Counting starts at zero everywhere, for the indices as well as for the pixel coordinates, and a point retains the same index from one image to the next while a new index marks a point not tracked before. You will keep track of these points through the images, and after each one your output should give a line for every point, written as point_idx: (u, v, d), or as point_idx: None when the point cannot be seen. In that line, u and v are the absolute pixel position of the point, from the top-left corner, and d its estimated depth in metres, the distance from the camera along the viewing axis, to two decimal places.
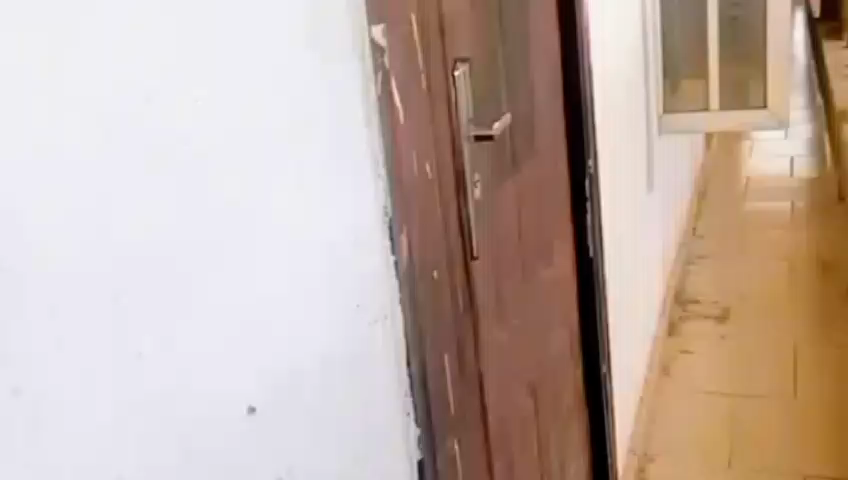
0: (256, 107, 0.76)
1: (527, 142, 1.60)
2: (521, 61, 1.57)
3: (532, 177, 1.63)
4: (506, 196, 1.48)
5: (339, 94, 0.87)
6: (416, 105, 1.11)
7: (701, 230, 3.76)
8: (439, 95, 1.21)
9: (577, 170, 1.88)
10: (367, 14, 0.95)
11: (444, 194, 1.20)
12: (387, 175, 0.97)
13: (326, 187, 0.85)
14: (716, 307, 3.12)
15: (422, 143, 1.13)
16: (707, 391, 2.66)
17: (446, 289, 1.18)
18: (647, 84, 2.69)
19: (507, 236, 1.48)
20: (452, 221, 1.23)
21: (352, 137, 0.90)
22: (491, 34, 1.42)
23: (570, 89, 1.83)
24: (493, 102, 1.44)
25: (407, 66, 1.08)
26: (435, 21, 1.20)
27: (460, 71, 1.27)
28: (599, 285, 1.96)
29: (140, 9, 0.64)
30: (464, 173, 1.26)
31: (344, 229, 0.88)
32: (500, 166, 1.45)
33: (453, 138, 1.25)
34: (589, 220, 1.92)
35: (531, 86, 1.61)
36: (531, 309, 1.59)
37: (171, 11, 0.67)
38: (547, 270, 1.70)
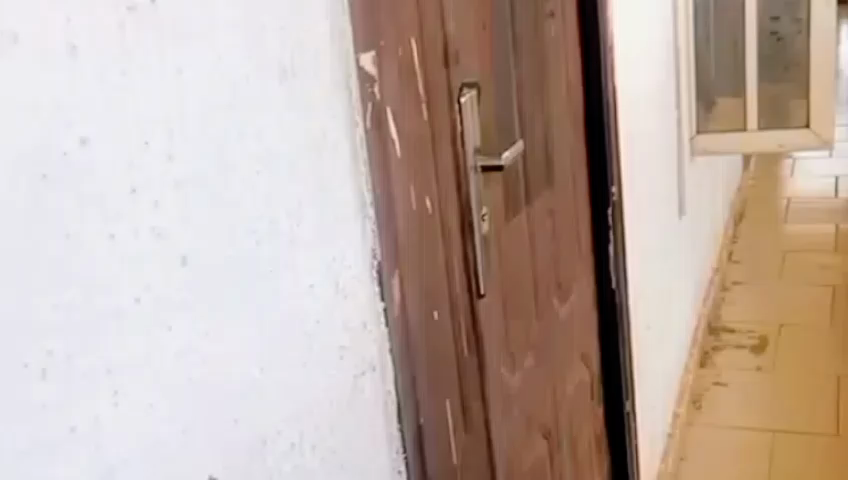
0: (224, 144, 0.67)
1: (542, 174, 1.56)
2: (534, 87, 1.51)
3: (547, 209, 1.60)
4: (518, 231, 1.47)
5: (319, 129, 0.79)
6: (406, 141, 1.06)
7: (738, 254, 3.69)
8: (440, 124, 1.17)
9: (599, 197, 1.82)
10: (354, 39, 0.85)
11: (449, 230, 1.20)
12: (377, 216, 0.89)
13: (309, 233, 0.78)
14: (750, 337, 3.03)
15: (413, 177, 1.08)
16: (742, 427, 2.57)
17: (447, 329, 1.18)
18: (678, 106, 2.62)
19: (518, 275, 1.47)
20: (453, 258, 1.21)
21: (334, 179, 0.81)
22: (505, 59, 1.39)
23: (592, 112, 1.76)
24: (504, 131, 1.39)
25: (399, 98, 1.04)
26: (439, 45, 1.17)
27: (466, 97, 1.24)
28: (622, 316, 1.91)
29: (89, 36, 0.55)
30: (468, 208, 1.25)
31: (329, 276, 0.81)
32: (510, 199, 1.43)
33: (458, 171, 1.23)
34: (611, 250, 1.86)
35: (545, 112, 1.55)
36: (542, 349, 1.58)
37: (125, 35, 0.57)
38: (564, 308, 1.68)
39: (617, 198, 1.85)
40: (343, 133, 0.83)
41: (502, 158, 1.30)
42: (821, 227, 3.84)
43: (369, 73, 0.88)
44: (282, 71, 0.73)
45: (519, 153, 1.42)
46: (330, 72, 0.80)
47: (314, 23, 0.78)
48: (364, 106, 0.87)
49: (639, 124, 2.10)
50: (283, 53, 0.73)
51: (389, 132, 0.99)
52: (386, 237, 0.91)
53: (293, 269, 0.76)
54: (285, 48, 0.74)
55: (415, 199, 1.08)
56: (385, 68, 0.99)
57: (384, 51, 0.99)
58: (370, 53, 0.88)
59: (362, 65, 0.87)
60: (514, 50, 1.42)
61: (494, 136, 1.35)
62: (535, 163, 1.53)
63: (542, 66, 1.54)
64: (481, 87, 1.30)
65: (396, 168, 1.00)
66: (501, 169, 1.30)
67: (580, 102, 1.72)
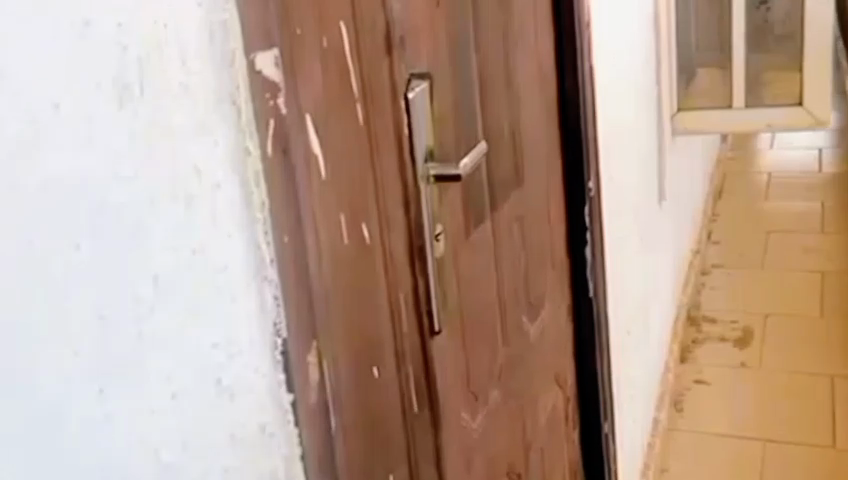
0: (14, 212, 0.43)
1: (509, 173, 1.33)
2: (498, 73, 1.28)
3: (517, 214, 1.37)
4: (480, 246, 1.24)
5: (183, 164, 0.56)
6: (330, 159, 0.83)
7: (717, 234, 3.47)
8: (380, 129, 0.94)
9: (572, 194, 1.58)
10: (245, 37, 0.61)
11: (393, 260, 0.98)
12: (287, 275, 0.66)
13: (167, 315, 0.54)
14: (734, 329, 2.81)
15: (342, 203, 0.85)
16: (732, 435, 2.35)
17: (393, 384, 0.96)
18: (659, 81, 2.38)
19: (480, 299, 1.25)
20: (399, 293, 0.99)
21: (209, 235, 0.58)
22: (462, 40, 1.15)
23: (565, 98, 1.52)
24: (463, 128, 1.16)
25: (318, 104, 0.81)
26: (382, 31, 0.94)
27: (416, 91, 1.01)
28: (601, 328, 1.68)
29: None
30: (414, 230, 1.03)
31: (208, 374, 0.58)
32: (471, 209, 1.20)
33: (405, 185, 1.00)
34: (589, 253, 1.62)
35: (511, 101, 1.33)
36: (507, 380, 1.37)
37: None
38: (533, 328, 1.47)
39: (595, 195, 1.61)
40: (227, 168, 0.59)
41: (458, 167, 1.05)
42: (805, 204, 3.62)
43: (269, 80, 0.64)
44: (121, 87, 0.51)
45: (482, 156, 1.19)
46: (200, 85, 0.57)
47: (180, 15, 0.55)
48: (260, 125, 0.63)
49: (618, 104, 1.86)
50: (124, 62, 0.51)
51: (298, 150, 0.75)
52: (297, 300, 0.68)
53: (148, 379, 0.53)
54: (117, 52, 0.50)
55: (343, 232, 0.85)
56: (293, 67, 0.75)
57: (292, 45, 0.75)
58: (271, 51, 0.64)
59: (258, 69, 0.63)
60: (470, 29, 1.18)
61: (446, 136, 1.11)
62: (501, 164, 1.30)
63: (508, 47, 1.31)
64: (433, 78, 1.07)
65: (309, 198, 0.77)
66: (459, 178, 1.07)
67: (552, 86, 1.49)
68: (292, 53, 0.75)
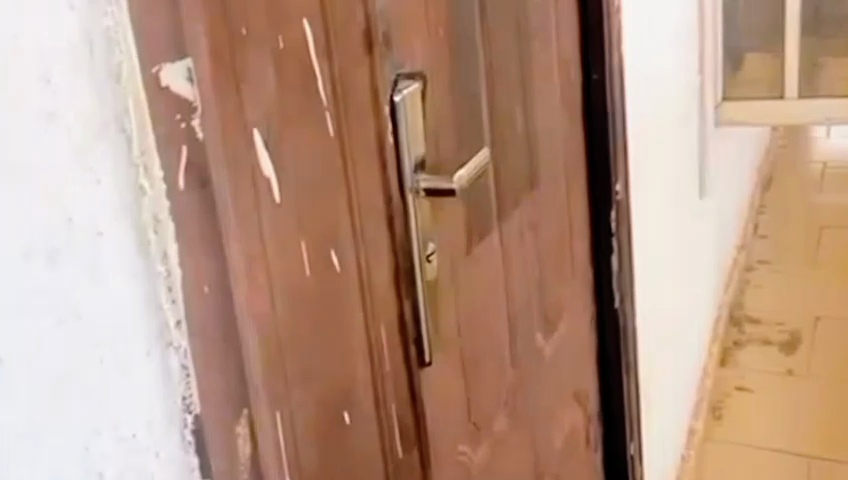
0: None
1: (521, 179, 1.21)
2: (511, 70, 1.16)
3: (529, 223, 1.26)
4: (485, 261, 1.12)
5: (49, 211, 0.48)
6: (286, 181, 0.72)
7: (764, 228, 3.31)
8: (357, 141, 0.82)
9: (595, 198, 1.46)
10: (143, 53, 0.52)
11: (372, 287, 0.87)
12: (201, 330, 0.57)
13: (15, 390, 0.47)
14: (781, 331, 2.66)
15: (303, 231, 0.74)
16: (780, 450, 2.21)
17: (364, 428, 0.86)
18: (702, 71, 2.22)
19: (485, 320, 1.14)
20: (380, 324, 0.88)
21: (82, 291, 0.50)
22: (461, 33, 1.03)
23: (591, 93, 1.39)
24: (463, 132, 1.04)
25: (270, 119, 0.69)
26: (358, 29, 0.82)
27: (401, 95, 0.89)
28: (626, 341, 1.57)
29: None
30: (400, 252, 0.91)
31: (79, 451, 0.50)
32: (474, 221, 1.09)
33: (389, 202, 0.89)
34: (615, 262, 1.51)
35: (526, 100, 1.21)
36: (516, 404, 1.26)
37: None
38: (548, 346, 1.36)
39: (622, 198, 1.48)
40: (117, 215, 0.51)
41: (452, 180, 0.93)
42: None
43: (181, 99, 0.55)
44: None
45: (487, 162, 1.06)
46: (76, 113, 0.48)
47: (42, 26, 0.46)
48: (161, 154, 0.54)
49: (658, 98, 1.72)
50: None
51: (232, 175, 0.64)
52: (222, 361, 0.59)
53: None
54: None
55: (300, 265, 0.74)
56: (227, 76, 0.64)
57: (230, 50, 0.64)
58: (183, 64, 0.55)
59: (164, 84, 0.53)
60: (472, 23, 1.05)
61: (439, 143, 0.99)
62: (511, 170, 1.18)
63: (522, 40, 1.19)
64: (425, 78, 0.94)
65: (243, 228, 0.66)
66: (454, 192, 0.94)
67: (575, 80, 1.36)
68: (228, 59, 0.64)
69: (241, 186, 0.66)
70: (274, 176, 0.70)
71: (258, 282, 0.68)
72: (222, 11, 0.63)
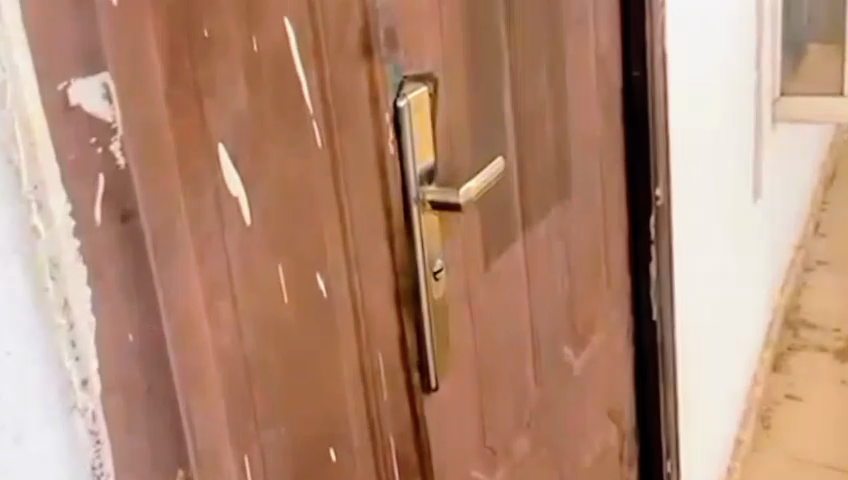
0: None
1: (549, 187, 1.13)
2: (540, 70, 1.08)
3: (558, 232, 1.18)
4: (505, 275, 1.04)
5: None
6: (257, 201, 0.64)
7: (824, 225, 3.18)
8: (350, 152, 0.74)
9: (634, 202, 1.37)
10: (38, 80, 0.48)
11: (368, 312, 0.79)
12: (118, 377, 0.54)
13: None
14: (836, 338, 2.55)
15: (278, 255, 0.66)
16: (831, 466, 2.11)
17: (355, 465, 0.78)
18: (758, 65, 2.12)
19: (504, 339, 1.06)
20: (376, 352, 0.80)
21: None
22: (481, 32, 0.95)
23: (631, 91, 1.31)
24: (480, 139, 0.96)
25: (240, 132, 0.61)
26: (354, 31, 0.74)
27: (404, 101, 0.81)
28: (663, 353, 1.49)
29: None
30: (401, 272, 0.84)
31: None
32: (492, 234, 1.01)
33: (390, 218, 0.81)
34: (653, 270, 1.42)
35: (557, 102, 1.12)
36: (540, 424, 1.18)
37: None
38: (577, 361, 1.28)
39: (663, 204, 1.40)
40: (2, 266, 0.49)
41: (458, 193, 0.85)
42: None
43: (95, 120, 0.50)
44: None
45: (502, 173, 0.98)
46: None
47: None
48: (69, 187, 0.50)
49: (707, 95, 1.63)
50: None
51: (187, 197, 0.56)
52: (150, 418, 0.55)
53: None
54: None
55: (274, 293, 0.66)
56: (186, 84, 0.56)
57: (190, 57, 0.56)
58: (100, 80, 0.50)
59: (74, 104, 0.50)
60: (494, 20, 0.97)
61: (451, 149, 0.91)
62: (538, 177, 1.10)
63: (556, 37, 1.10)
64: (435, 82, 0.86)
65: (201, 258, 0.58)
66: (460, 209, 0.85)
67: (614, 78, 1.28)
68: (188, 67, 0.56)
69: (202, 207, 0.58)
70: (243, 197, 0.62)
71: (220, 317, 0.61)
72: (182, 14, 0.55)
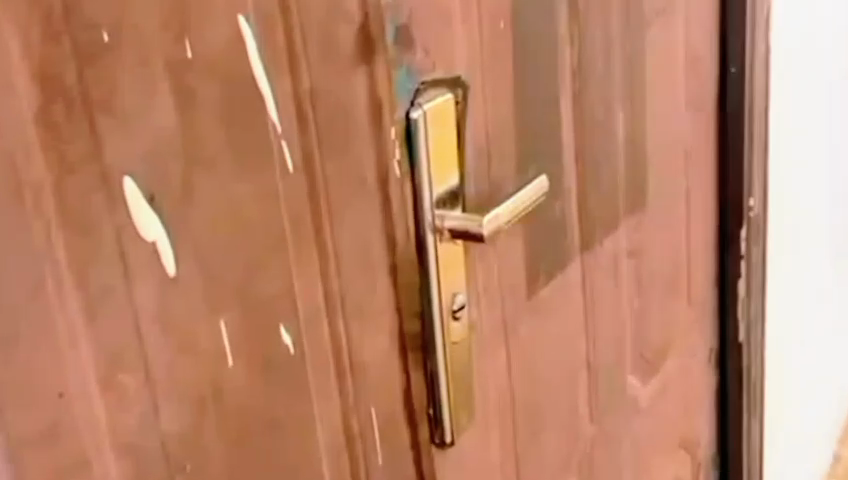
0: None
1: (617, 202, 0.98)
2: (611, 69, 0.93)
3: (628, 250, 1.02)
4: (555, 304, 0.90)
5: None
6: (184, 245, 0.50)
7: None
8: (336, 176, 0.60)
9: (723, 213, 1.23)
10: None
11: (360, 367, 0.65)
12: None
13: None
14: None
15: (221, 309, 0.53)
16: None
17: None
18: None
19: (552, 378, 0.91)
20: (369, 409, 0.66)
21: None
22: (537, 27, 0.80)
23: (726, 89, 1.17)
24: (529, 151, 0.82)
25: (163, 160, 0.48)
26: (354, 30, 0.59)
27: (418, 109, 0.66)
28: (750, 379, 1.33)
29: None
30: (410, 313, 0.70)
31: None
32: (542, 259, 0.86)
33: (394, 251, 0.67)
34: (742, 288, 1.27)
35: (632, 104, 0.97)
36: (595, 468, 1.03)
37: None
38: (648, 391, 1.13)
39: (757, 215, 1.25)
40: None
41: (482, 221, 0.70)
42: None
43: None
44: None
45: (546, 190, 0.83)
46: None
47: None
48: None
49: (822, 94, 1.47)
50: None
51: (53, 245, 0.44)
52: None
53: None
54: None
55: (210, 356, 0.52)
56: (67, 99, 0.43)
57: (75, 65, 0.43)
58: None
59: None
60: (552, 14, 0.82)
61: (487, 166, 0.76)
62: (603, 192, 0.95)
63: (632, 29, 0.95)
64: (462, 88, 0.71)
65: (87, 319, 0.46)
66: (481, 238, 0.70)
67: (707, 72, 1.14)
68: (70, 78, 0.43)
69: (85, 259, 0.45)
70: (159, 240, 0.48)
71: (123, 390, 0.48)
72: (61, 14, 0.43)
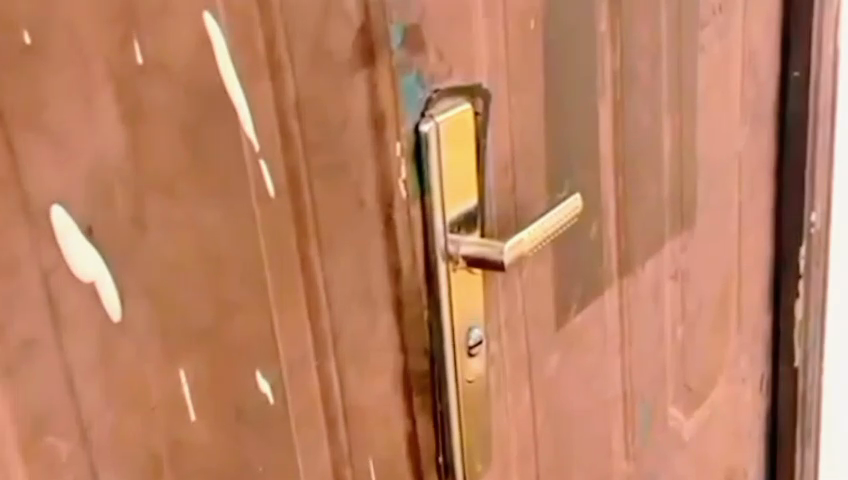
0: None
1: (662, 221, 0.89)
2: (659, 75, 0.84)
3: (672, 272, 0.94)
4: (588, 332, 0.81)
5: None
6: (133, 286, 0.43)
7: None
8: (326, 200, 0.52)
9: (779, 229, 1.14)
10: None
11: (355, 413, 0.58)
12: None
13: None
14: None
15: (180, 357, 0.45)
16: None
17: None
18: None
19: (582, 413, 0.83)
20: (363, 459, 0.59)
21: None
22: (574, 29, 0.71)
23: (787, 95, 1.08)
24: (563, 168, 0.73)
25: (106, 187, 0.40)
26: (352, 33, 0.51)
27: (432, 119, 0.57)
28: (804, 406, 1.24)
29: None
30: (415, 347, 0.62)
31: None
32: (574, 285, 0.78)
33: (396, 280, 0.59)
34: (799, 309, 1.18)
35: (680, 114, 0.88)
36: None
37: None
38: (691, 423, 1.04)
39: (817, 231, 1.15)
40: None
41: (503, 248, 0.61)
42: None
43: None
44: None
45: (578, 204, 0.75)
46: None
47: None
48: None
49: None
50: None
51: None
52: None
53: None
54: None
55: (164, 414, 0.45)
56: None
57: None
58: None
59: None
60: (594, 15, 0.74)
61: (512, 184, 0.68)
62: (646, 210, 0.86)
63: (683, 32, 0.86)
64: (484, 96, 0.63)
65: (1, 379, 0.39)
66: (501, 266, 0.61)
67: (765, 77, 1.05)
68: None
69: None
70: (98, 281, 0.41)
71: (51, 457, 0.41)
72: None
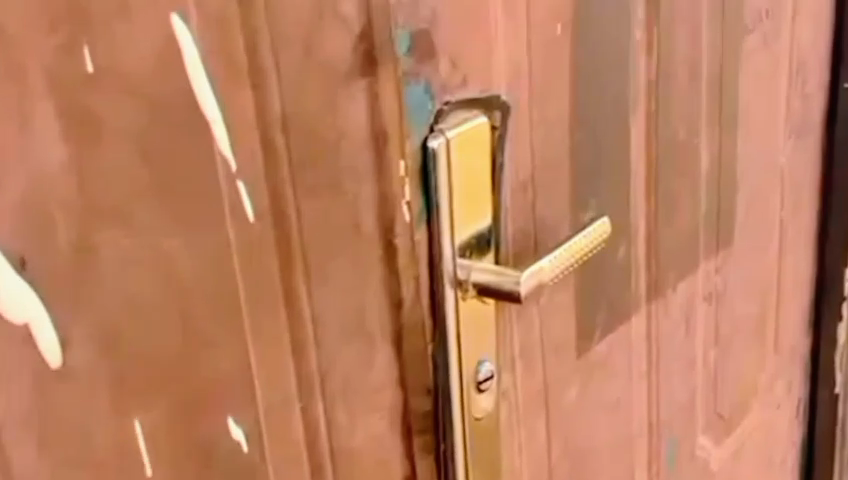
0: None
1: (697, 242, 0.83)
2: (699, 87, 0.78)
3: (706, 296, 0.87)
4: (612, 363, 0.75)
5: None
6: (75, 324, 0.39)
7: None
8: (317, 226, 0.46)
9: (823, 249, 1.07)
10: None
11: (343, 457, 0.52)
12: None
13: None
14: None
15: (133, 400, 0.41)
16: None
17: None
18: None
19: (604, 448, 0.77)
20: None
21: None
22: (607, 37, 0.65)
23: (835, 107, 1.02)
24: (592, 187, 0.67)
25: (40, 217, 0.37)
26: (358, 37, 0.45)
27: (442, 130, 0.51)
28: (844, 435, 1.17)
29: None
30: (420, 386, 0.56)
31: None
32: (600, 312, 0.72)
33: (398, 314, 0.52)
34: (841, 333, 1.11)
35: (720, 129, 0.82)
36: None
37: None
38: (721, 454, 0.98)
39: None
40: None
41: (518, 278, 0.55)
42: None
43: None
44: None
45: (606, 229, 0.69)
46: None
47: None
48: None
49: None
50: None
51: None
52: None
53: None
54: None
55: (111, 463, 0.41)
56: None
57: None
58: None
59: None
60: (631, 20, 0.68)
61: (532, 204, 0.62)
62: (680, 232, 0.80)
63: (726, 41, 0.80)
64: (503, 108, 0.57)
65: None
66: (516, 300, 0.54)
67: (813, 88, 0.98)
68: None
69: None
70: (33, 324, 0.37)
71: None
72: None
